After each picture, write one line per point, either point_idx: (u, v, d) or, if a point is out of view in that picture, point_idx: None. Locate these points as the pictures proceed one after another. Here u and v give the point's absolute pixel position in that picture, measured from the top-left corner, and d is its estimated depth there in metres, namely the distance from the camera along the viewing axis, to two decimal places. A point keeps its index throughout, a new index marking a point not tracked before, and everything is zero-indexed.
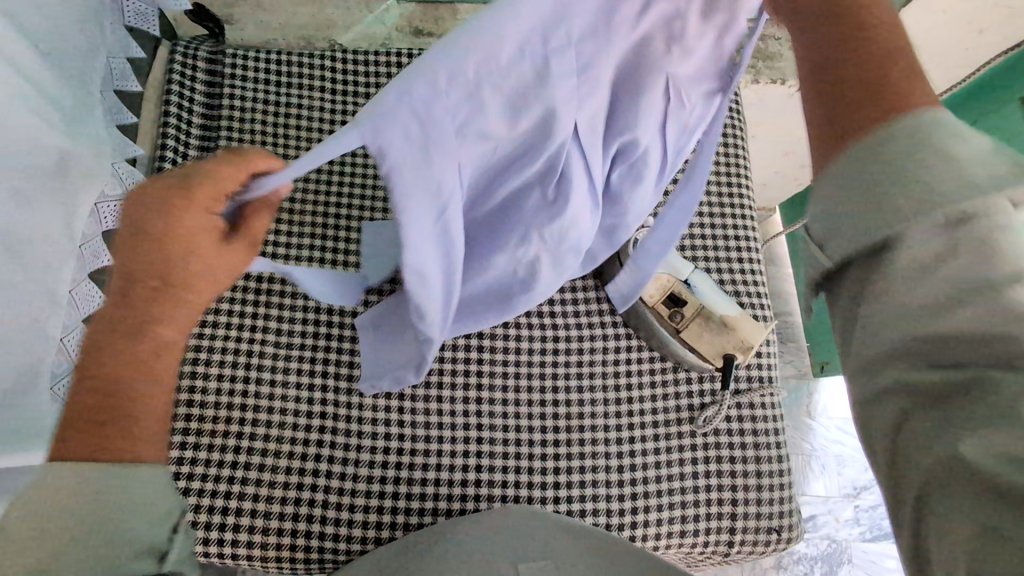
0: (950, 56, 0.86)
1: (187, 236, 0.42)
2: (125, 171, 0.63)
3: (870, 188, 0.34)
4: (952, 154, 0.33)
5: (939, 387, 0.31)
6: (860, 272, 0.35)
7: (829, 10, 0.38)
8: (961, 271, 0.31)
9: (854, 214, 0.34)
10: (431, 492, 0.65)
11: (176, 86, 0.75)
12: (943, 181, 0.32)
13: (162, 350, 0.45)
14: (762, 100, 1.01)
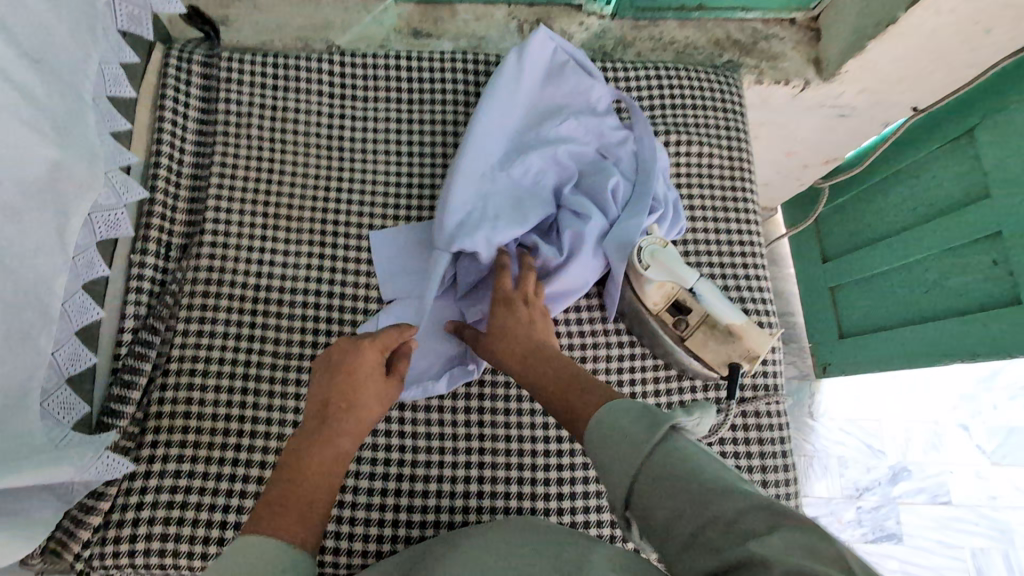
0: (959, 56, 0.84)
1: (365, 373, 0.58)
2: (119, 179, 0.61)
3: (608, 443, 0.45)
4: (638, 413, 0.46)
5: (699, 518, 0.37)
6: (648, 504, 0.41)
7: (533, 359, 0.59)
8: (668, 473, 0.41)
9: (623, 460, 0.43)
10: (432, 504, 0.65)
11: (171, 91, 0.73)
12: (638, 425, 0.44)
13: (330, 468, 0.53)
14: (765, 100, 1.00)
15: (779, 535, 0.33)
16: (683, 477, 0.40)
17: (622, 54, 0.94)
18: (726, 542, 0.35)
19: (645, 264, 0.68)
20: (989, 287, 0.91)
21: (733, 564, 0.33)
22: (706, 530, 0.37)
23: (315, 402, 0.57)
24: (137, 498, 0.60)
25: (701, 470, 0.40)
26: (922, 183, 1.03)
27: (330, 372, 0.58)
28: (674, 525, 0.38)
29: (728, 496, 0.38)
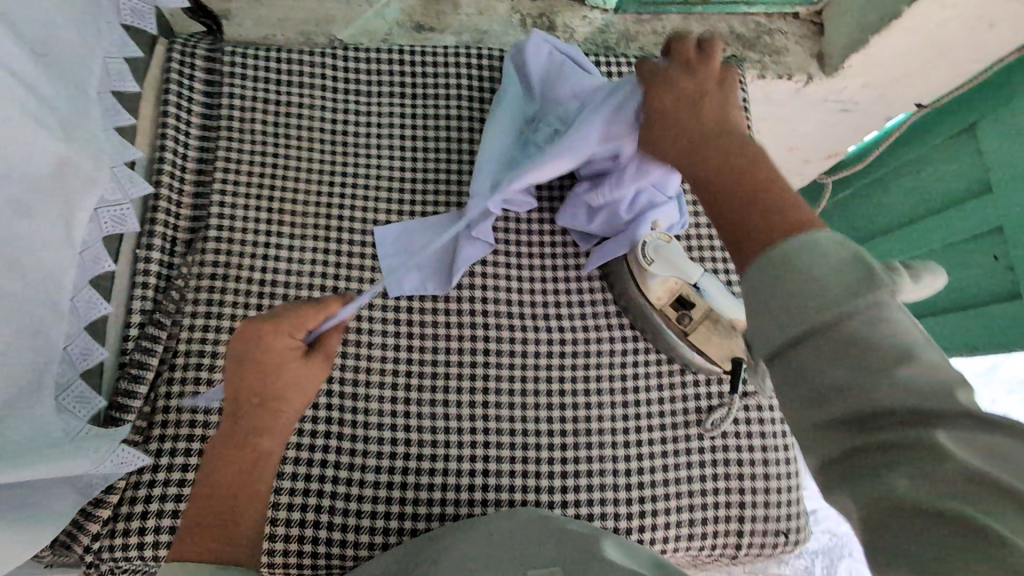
0: (962, 51, 0.84)
1: (280, 364, 0.54)
2: (127, 177, 0.62)
3: (787, 281, 0.39)
4: (848, 255, 0.38)
5: (876, 417, 0.35)
6: (808, 365, 0.37)
7: (715, 150, 0.52)
8: (857, 342, 0.35)
9: (795, 306, 0.38)
10: (438, 497, 0.65)
11: (174, 86, 0.73)
12: (841, 273, 0.37)
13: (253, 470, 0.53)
14: (768, 95, 0.99)
15: (959, 438, 0.32)
16: (859, 351, 0.35)
17: (625, 48, 0.94)
18: (875, 392, 0.34)
19: (650, 260, 0.68)
20: (989, 282, 0.91)
21: (906, 440, 0.33)
22: (851, 393, 0.35)
23: (229, 407, 0.54)
24: (145, 491, 0.60)
25: (905, 355, 0.35)
26: (923, 177, 1.03)
27: (241, 371, 0.54)
28: (823, 400, 0.36)
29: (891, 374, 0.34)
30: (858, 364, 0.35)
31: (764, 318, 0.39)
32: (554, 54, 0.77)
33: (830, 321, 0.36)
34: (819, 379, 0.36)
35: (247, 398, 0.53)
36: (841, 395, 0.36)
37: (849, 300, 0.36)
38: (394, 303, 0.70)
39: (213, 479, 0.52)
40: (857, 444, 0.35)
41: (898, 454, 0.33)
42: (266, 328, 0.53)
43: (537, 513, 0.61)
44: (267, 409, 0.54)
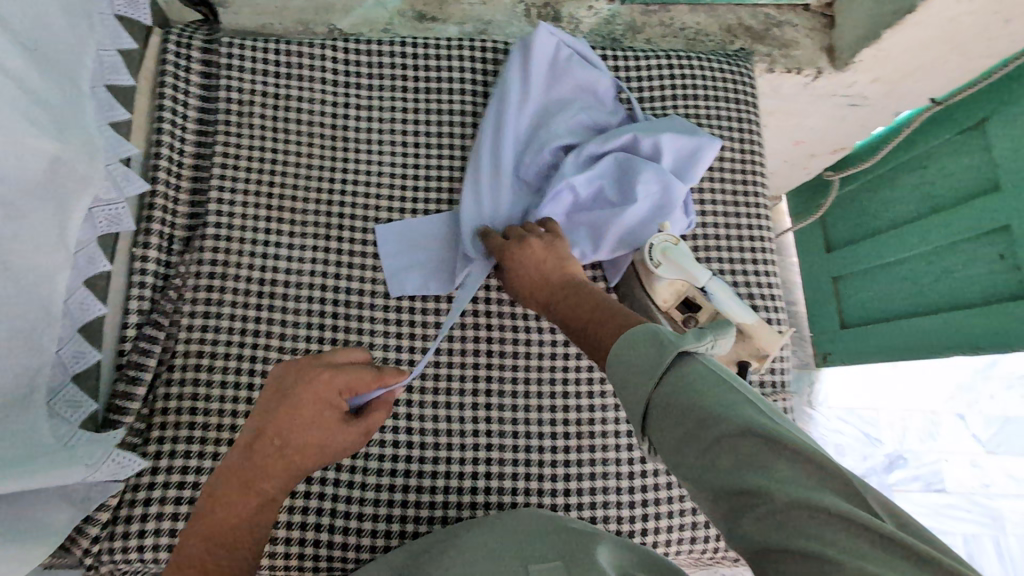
0: (974, 47, 0.83)
1: (319, 410, 0.56)
2: (122, 175, 0.59)
3: (632, 363, 0.47)
4: (654, 339, 0.47)
5: (723, 458, 0.39)
6: (664, 419, 0.44)
7: (574, 297, 0.60)
8: (694, 403, 0.42)
9: (642, 383, 0.46)
10: (440, 499, 0.65)
11: (170, 78, 0.71)
12: (654, 356, 0.46)
13: (255, 492, 0.54)
14: (776, 88, 0.97)
15: (795, 471, 0.37)
16: (697, 399, 0.43)
17: (632, 41, 0.92)
18: (715, 440, 0.40)
19: (657, 262, 0.67)
20: (993, 281, 0.90)
21: (742, 488, 0.38)
22: (706, 449, 0.40)
23: (247, 435, 0.56)
24: (145, 494, 0.60)
25: (723, 405, 0.41)
26: (931, 175, 1.01)
27: (279, 401, 0.56)
28: (679, 449, 0.42)
29: (728, 420, 0.40)
30: (701, 414, 0.42)
31: (625, 372, 0.47)
32: (562, 48, 0.75)
33: (663, 380, 0.45)
34: (679, 432, 0.42)
35: (276, 432, 0.55)
36: (685, 444, 0.42)
37: (658, 367, 0.45)
38: (397, 303, 0.69)
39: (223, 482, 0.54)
40: (721, 490, 0.39)
41: (754, 492, 0.37)
42: (326, 373, 0.56)
43: (533, 510, 0.60)
44: (297, 448, 0.56)
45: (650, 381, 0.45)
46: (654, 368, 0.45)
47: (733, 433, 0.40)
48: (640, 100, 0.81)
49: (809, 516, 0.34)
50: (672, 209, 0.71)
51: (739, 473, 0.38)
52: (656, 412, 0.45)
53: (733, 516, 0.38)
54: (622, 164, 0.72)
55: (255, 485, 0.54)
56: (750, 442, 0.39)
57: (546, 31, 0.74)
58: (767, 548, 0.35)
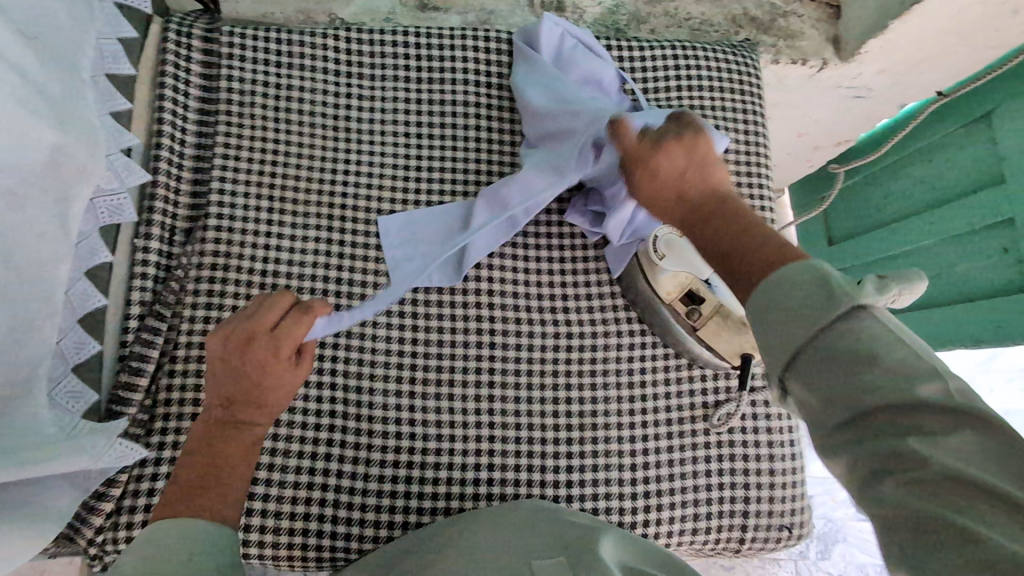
0: (981, 37, 0.82)
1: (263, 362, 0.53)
2: (123, 166, 0.59)
3: (785, 306, 0.41)
4: (825, 275, 0.41)
5: (885, 421, 0.35)
6: (818, 373, 0.38)
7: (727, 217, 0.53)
8: (860, 353, 0.37)
9: (792, 319, 0.40)
10: (443, 491, 0.65)
11: (170, 67, 0.71)
12: (814, 291, 0.40)
13: (234, 439, 0.53)
14: (781, 80, 0.97)
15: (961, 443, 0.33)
16: (860, 357, 0.36)
17: (636, 31, 0.91)
18: (872, 395, 0.35)
19: (661, 254, 0.67)
20: (995, 274, 0.90)
21: (899, 458, 0.34)
22: (860, 410, 0.36)
23: (216, 383, 0.54)
24: (148, 485, 0.60)
25: (881, 359, 0.36)
26: (935, 167, 1.00)
27: (224, 361, 0.53)
28: (827, 403, 0.37)
29: (899, 384, 0.35)
30: (861, 372, 0.36)
31: (779, 300, 0.41)
32: (565, 39, 0.76)
33: (837, 326, 0.38)
34: (826, 382, 0.37)
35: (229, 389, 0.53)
36: (833, 400, 0.37)
37: (829, 310, 0.39)
38: (399, 295, 0.69)
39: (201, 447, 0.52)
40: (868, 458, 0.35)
41: (914, 464, 0.33)
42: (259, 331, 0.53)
43: (537, 504, 0.60)
44: (253, 400, 0.54)
45: (811, 322, 0.39)
46: (814, 312, 0.39)
47: (907, 399, 0.34)
48: (645, 91, 0.80)
49: (963, 492, 0.32)
50: None
51: (900, 440, 0.34)
52: (809, 360, 0.39)
53: (880, 478, 0.34)
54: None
55: (224, 430, 0.53)
56: (920, 408, 0.34)
57: (548, 22, 0.75)
58: (921, 527, 0.32)
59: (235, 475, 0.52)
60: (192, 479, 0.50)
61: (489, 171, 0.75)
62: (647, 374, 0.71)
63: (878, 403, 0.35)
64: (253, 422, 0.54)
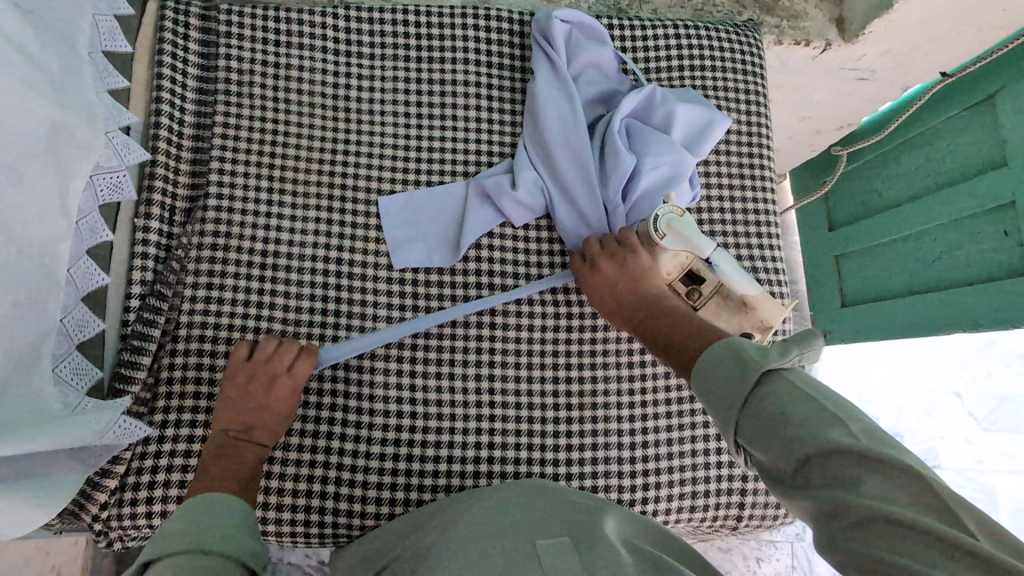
0: (986, 16, 0.81)
1: (266, 389, 0.61)
2: (123, 144, 0.59)
3: (711, 384, 0.47)
4: (739, 351, 0.47)
5: (815, 469, 0.39)
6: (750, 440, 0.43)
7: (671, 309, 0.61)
8: (777, 414, 0.42)
9: (723, 392, 0.45)
10: (444, 469, 0.65)
11: (168, 46, 0.70)
12: (730, 366, 0.46)
13: (243, 452, 0.59)
14: (784, 61, 0.96)
15: (871, 483, 0.36)
16: (782, 416, 0.41)
17: (638, 10, 0.90)
18: (793, 441, 0.40)
19: (660, 234, 0.66)
20: (995, 257, 0.90)
21: (833, 506, 0.37)
22: (790, 452, 0.40)
23: (228, 412, 0.60)
24: (152, 462, 0.60)
25: (796, 411, 0.41)
26: (936, 151, 1.00)
27: (236, 388, 0.61)
28: (770, 453, 0.41)
29: (814, 431, 0.40)
30: (783, 428, 0.41)
31: (712, 382, 0.47)
32: (573, 33, 0.75)
33: (746, 401, 0.44)
34: (763, 439, 0.42)
35: (240, 413, 0.60)
36: (772, 450, 0.41)
37: (747, 379, 0.44)
38: (400, 275, 0.69)
39: (219, 457, 0.58)
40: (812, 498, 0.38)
41: (834, 501, 0.37)
42: (266, 368, 0.61)
43: (537, 481, 0.61)
44: (256, 421, 0.60)
45: (739, 391, 0.44)
46: (742, 379, 0.45)
47: (821, 446, 0.38)
48: (646, 71, 0.79)
49: (900, 535, 0.34)
50: (686, 171, 0.71)
51: (825, 486, 0.38)
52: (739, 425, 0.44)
53: (825, 526, 0.37)
54: (648, 135, 0.72)
55: (234, 444, 0.59)
56: (831, 455, 0.38)
57: (558, 19, 0.74)
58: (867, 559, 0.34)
59: (246, 475, 0.58)
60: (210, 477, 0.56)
61: (489, 152, 0.74)
62: (647, 354, 0.71)
63: (801, 454, 0.39)
64: (260, 444, 0.60)
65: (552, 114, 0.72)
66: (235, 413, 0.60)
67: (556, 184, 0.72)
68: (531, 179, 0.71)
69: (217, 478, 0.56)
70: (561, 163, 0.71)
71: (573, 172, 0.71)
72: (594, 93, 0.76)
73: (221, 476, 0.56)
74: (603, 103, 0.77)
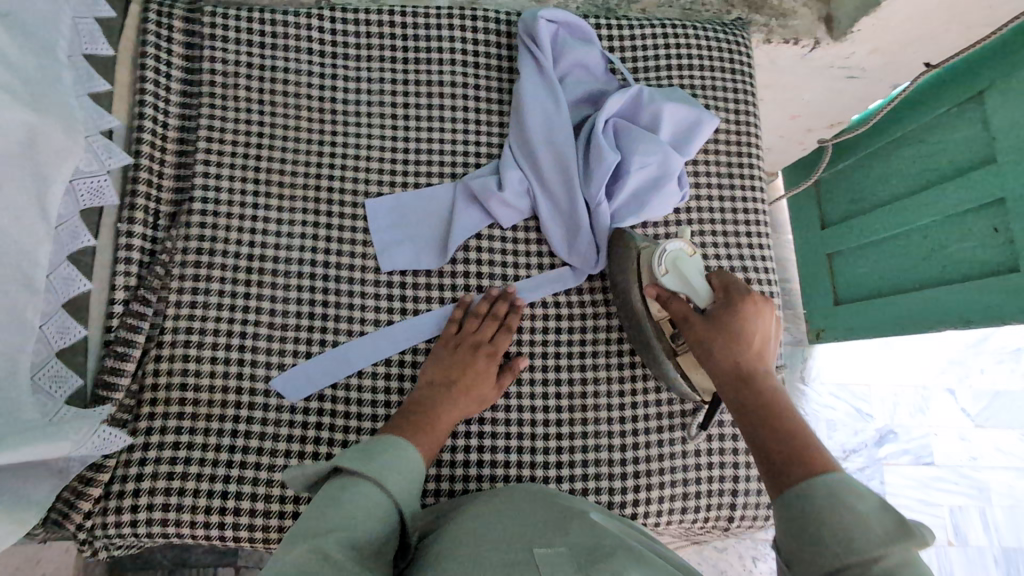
0: (974, 14, 0.81)
1: (481, 358, 0.65)
2: (102, 147, 0.58)
3: (819, 509, 0.42)
4: (891, 520, 0.40)
5: None
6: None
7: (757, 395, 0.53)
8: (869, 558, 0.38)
9: (820, 512, 0.42)
10: (433, 474, 0.65)
11: (152, 48, 0.69)
12: (842, 499, 0.42)
13: (442, 407, 0.62)
14: (773, 60, 0.96)
15: None
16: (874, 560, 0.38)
17: (626, 10, 0.89)
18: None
19: (664, 269, 0.62)
20: (986, 255, 0.90)
21: None
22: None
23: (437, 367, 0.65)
24: (137, 470, 0.60)
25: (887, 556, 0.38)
26: (927, 149, 1.00)
27: (451, 353, 0.66)
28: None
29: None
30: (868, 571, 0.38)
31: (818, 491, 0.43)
32: (560, 33, 0.75)
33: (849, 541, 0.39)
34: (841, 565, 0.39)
35: (449, 377, 0.64)
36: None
37: (860, 516, 0.40)
38: (387, 278, 0.69)
39: (426, 401, 0.62)
40: None
41: None
42: (486, 348, 0.66)
43: (519, 487, 0.61)
44: (465, 385, 0.64)
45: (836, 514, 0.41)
46: (844, 508, 0.41)
47: None
48: (634, 70, 0.79)
49: None
50: (675, 171, 0.71)
51: None
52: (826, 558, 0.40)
53: None
54: (635, 134, 0.72)
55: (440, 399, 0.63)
56: None
57: (544, 18, 0.73)
58: None
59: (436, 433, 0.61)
60: (415, 424, 0.60)
61: (477, 154, 0.74)
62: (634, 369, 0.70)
63: None
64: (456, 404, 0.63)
65: (538, 114, 0.72)
66: (447, 372, 0.64)
67: (542, 184, 0.72)
68: (517, 180, 0.71)
69: (422, 425, 0.60)
70: (548, 163, 0.71)
71: (558, 173, 0.71)
72: (581, 93, 0.76)
73: (423, 421, 0.61)
74: (590, 103, 0.76)
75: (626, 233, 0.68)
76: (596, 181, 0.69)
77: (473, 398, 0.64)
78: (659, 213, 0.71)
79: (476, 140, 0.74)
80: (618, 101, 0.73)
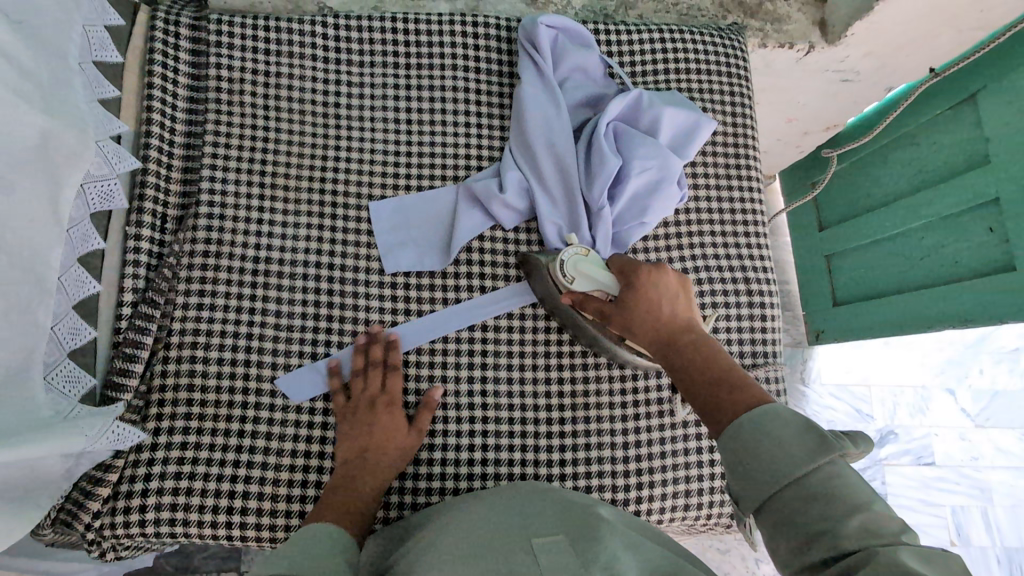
0: (964, 18, 0.83)
1: (381, 411, 0.63)
2: (114, 153, 0.59)
3: (748, 446, 0.43)
4: (801, 422, 0.43)
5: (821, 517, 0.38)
6: (780, 521, 0.40)
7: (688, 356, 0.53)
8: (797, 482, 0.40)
9: (747, 454, 0.43)
10: (437, 472, 0.66)
11: (159, 56, 0.71)
12: (761, 434, 0.43)
13: (366, 475, 0.60)
14: (768, 63, 0.97)
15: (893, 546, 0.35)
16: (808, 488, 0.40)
17: (624, 16, 0.91)
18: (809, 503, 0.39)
19: (570, 278, 0.63)
20: (979, 254, 0.91)
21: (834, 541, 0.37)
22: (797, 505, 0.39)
23: (343, 438, 0.63)
24: (144, 471, 0.60)
25: (811, 472, 0.40)
26: (920, 150, 1.02)
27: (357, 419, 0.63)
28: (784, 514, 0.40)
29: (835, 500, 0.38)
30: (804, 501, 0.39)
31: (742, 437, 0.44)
32: (560, 38, 0.76)
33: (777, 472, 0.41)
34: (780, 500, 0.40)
35: (355, 445, 0.62)
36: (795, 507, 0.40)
37: (777, 439, 0.42)
38: (391, 279, 0.70)
39: (346, 476, 0.60)
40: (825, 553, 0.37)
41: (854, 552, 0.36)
42: (380, 401, 0.64)
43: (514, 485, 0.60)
44: (375, 444, 0.62)
45: (760, 449, 0.42)
46: (763, 444, 0.42)
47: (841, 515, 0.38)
48: (633, 75, 0.81)
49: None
50: (675, 172, 0.72)
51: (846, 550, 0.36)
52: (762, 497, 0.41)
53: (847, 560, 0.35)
54: (635, 137, 0.73)
55: (361, 468, 0.60)
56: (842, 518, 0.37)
57: (544, 24, 0.75)
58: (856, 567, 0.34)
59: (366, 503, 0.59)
60: (339, 505, 0.58)
61: (478, 157, 0.75)
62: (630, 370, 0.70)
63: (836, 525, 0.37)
64: (381, 461, 0.61)
65: (538, 117, 0.73)
66: (352, 442, 0.62)
67: (544, 187, 0.73)
68: (518, 182, 0.72)
69: (345, 503, 0.58)
70: (547, 165, 0.72)
71: (558, 175, 0.72)
72: (580, 97, 0.77)
73: (345, 501, 0.58)
74: (590, 107, 0.78)
75: (532, 259, 0.69)
76: (596, 182, 0.70)
77: (394, 449, 0.63)
78: (658, 214, 0.72)
79: (477, 144, 0.76)
80: (618, 104, 0.74)
